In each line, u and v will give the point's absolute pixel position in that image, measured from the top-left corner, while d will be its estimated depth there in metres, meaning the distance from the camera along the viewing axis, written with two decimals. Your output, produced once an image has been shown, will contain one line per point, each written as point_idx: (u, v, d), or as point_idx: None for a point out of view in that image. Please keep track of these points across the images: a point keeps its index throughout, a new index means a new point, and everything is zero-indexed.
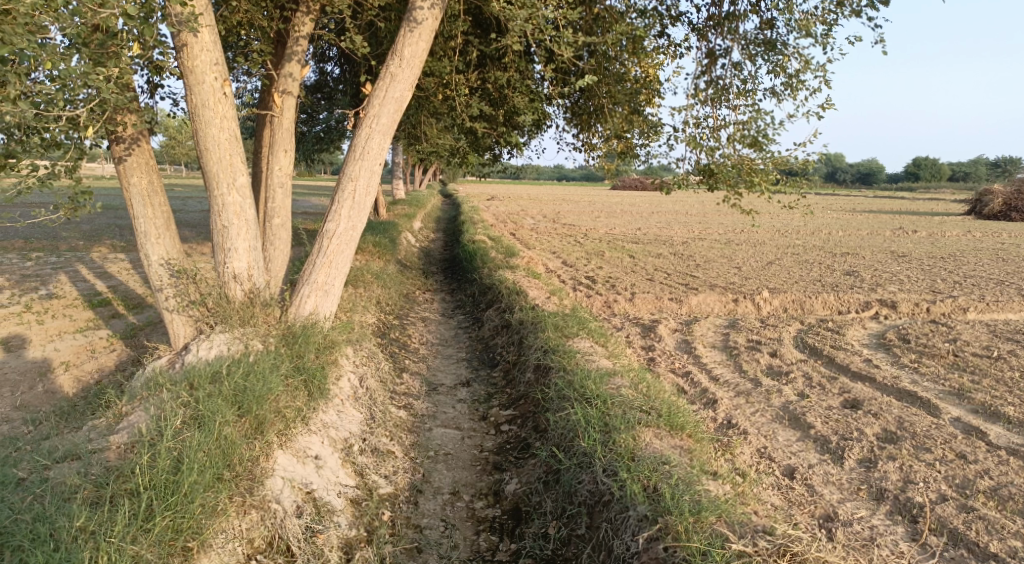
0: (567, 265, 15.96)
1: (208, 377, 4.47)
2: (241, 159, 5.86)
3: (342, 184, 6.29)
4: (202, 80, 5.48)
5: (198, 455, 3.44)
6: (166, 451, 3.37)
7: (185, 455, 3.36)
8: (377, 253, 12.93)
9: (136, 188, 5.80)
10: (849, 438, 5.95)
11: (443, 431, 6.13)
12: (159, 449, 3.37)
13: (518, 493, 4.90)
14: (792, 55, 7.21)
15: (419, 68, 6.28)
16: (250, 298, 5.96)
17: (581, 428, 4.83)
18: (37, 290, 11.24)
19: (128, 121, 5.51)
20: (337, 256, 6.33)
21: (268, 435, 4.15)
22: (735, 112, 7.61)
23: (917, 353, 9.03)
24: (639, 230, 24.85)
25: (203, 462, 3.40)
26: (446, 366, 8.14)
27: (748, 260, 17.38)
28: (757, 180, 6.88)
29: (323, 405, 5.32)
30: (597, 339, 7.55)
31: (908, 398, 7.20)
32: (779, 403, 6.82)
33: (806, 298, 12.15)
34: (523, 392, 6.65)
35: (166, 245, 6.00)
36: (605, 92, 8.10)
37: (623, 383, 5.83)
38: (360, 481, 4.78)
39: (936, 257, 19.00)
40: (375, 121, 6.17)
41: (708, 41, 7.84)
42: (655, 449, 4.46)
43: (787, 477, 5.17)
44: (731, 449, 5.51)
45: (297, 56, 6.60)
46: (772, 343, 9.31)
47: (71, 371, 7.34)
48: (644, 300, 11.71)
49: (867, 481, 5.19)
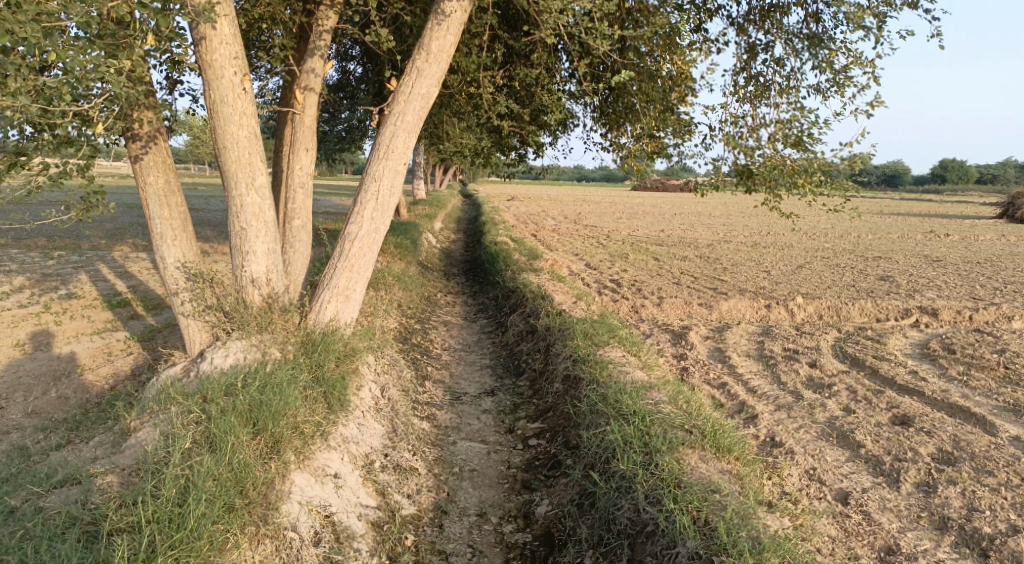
0: (591, 268, 15.60)
1: (222, 390, 4.21)
2: (260, 158, 5.60)
3: (365, 184, 6.00)
4: (221, 75, 5.23)
5: (210, 482, 3.17)
6: (173, 479, 3.09)
7: (194, 483, 3.08)
8: (398, 254, 12.67)
9: (153, 187, 5.57)
10: (903, 459, 5.52)
11: (468, 444, 5.81)
12: (166, 476, 3.09)
13: (549, 517, 4.58)
14: (839, 50, 6.81)
15: (447, 63, 5.98)
16: (268, 303, 5.70)
17: (619, 449, 4.49)
18: (57, 290, 11.15)
19: (144, 119, 5.28)
20: (359, 259, 6.04)
21: (284, 454, 3.87)
22: (776, 110, 7.22)
23: (965, 364, 8.53)
24: (663, 232, 24.37)
25: (213, 491, 3.12)
26: (470, 374, 7.82)
27: (777, 263, 16.85)
28: (800, 182, 6.46)
29: (344, 418, 5.04)
30: (629, 348, 7.18)
31: (962, 414, 6.73)
32: (824, 419, 6.42)
33: (842, 305, 11.64)
34: (551, 404, 6.33)
35: (182, 247, 5.77)
36: (638, 90, 7.75)
37: (660, 398, 5.45)
38: (381, 501, 4.48)
39: (972, 261, 18.30)
40: (400, 119, 5.89)
41: (748, 35, 7.46)
42: (702, 475, 4.11)
43: (840, 503, 4.79)
44: (779, 471, 5.14)
45: (320, 51, 6.29)
46: (810, 353, 8.86)
47: (87, 375, 7.16)
48: (673, 305, 11.33)
49: (928, 508, 4.76)
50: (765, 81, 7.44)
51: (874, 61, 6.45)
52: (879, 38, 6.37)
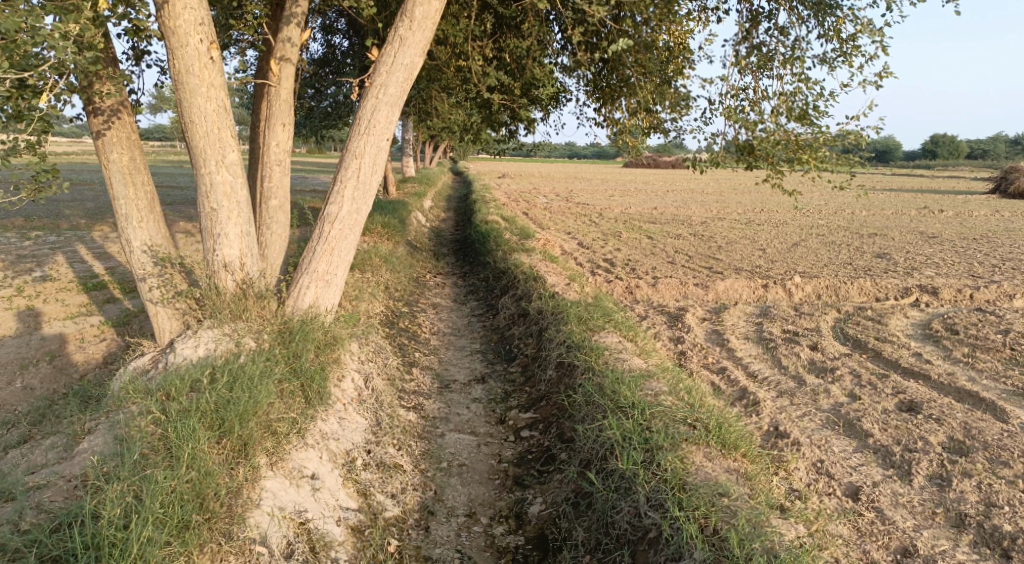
0: (584, 247, 15.26)
1: (187, 387, 3.86)
2: (230, 133, 5.19)
3: (345, 161, 5.61)
4: (185, 43, 4.79)
5: (163, 501, 2.84)
6: (118, 496, 2.76)
7: (140, 504, 2.74)
8: (386, 234, 12.26)
9: (117, 165, 5.18)
10: (914, 450, 5.25)
11: (457, 436, 5.51)
12: (108, 493, 2.75)
13: (543, 517, 4.29)
14: (848, 16, 6.41)
15: (432, 30, 5.56)
16: (242, 289, 5.31)
17: (617, 446, 4.19)
18: (31, 272, 10.68)
19: (105, 91, 4.87)
20: (339, 242, 5.66)
21: (253, 458, 3.55)
22: (779, 82, 6.83)
23: (970, 346, 8.27)
24: (655, 210, 23.94)
25: (162, 511, 2.79)
26: (459, 360, 7.50)
27: (772, 241, 16.53)
28: (804, 158, 6.09)
29: (323, 412, 4.73)
30: (626, 333, 6.84)
31: (970, 399, 6.49)
32: (829, 406, 6.16)
33: (841, 284, 11.34)
34: (544, 392, 6.04)
35: (149, 230, 5.38)
36: (633, 61, 7.33)
37: (660, 388, 5.12)
38: (363, 503, 4.18)
39: (968, 238, 18.02)
40: (382, 91, 5.49)
41: (750, 2, 7.05)
42: (708, 475, 3.83)
43: (850, 499, 4.55)
44: (785, 465, 4.87)
45: (296, 18, 5.80)
46: (811, 335, 8.57)
47: (58, 364, 6.78)
48: (668, 285, 11.01)
49: (943, 503, 4.53)
50: (768, 51, 7.05)
51: (883, 29, 6.07)
52: (890, 5, 5.96)
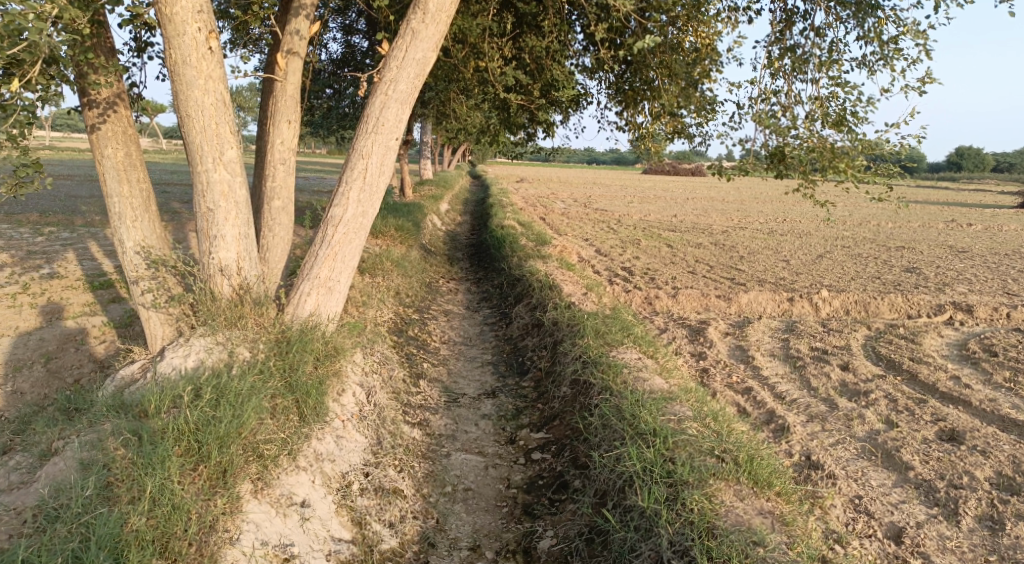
0: (602, 254, 14.86)
1: (169, 403, 3.55)
2: (229, 129, 4.89)
3: (351, 161, 5.29)
4: (182, 31, 4.49)
5: (113, 549, 2.63)
6: (65, 540, 2.58)
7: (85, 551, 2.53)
8: (398, 237, 11.93)
9: (111, 161, 4.90)
10: (959, 487, 4.80)
11: (464, 457, 5.14)
12: (54, 538, 2.58)
13: (552, 553, 3.93)
14: (891, 15, 5.99)
15: (446, 24, 5.22)
16: (239, 295, 4.99)
17: (637, 479, 3.82)
18: (39, 268, 10.50)
19: (100, 82, 4.60)
20: (343, 246, 5.33)
21: (233, 486, 3.26)
22: (814, 85, 6.43)
23: (1011, 370, 7.76)
24: (676, 217, 23.49)
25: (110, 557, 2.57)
26: (469, 372, 7.13)
27: (796, 252, 16.02)
28: (840, 167, 5.65)
29: (319, 430, 4.39)
30: (645, 349, 6.43)
31: (1016, 429, 6.00)
32: (864, 433, 5.71)
33: (871, 299, 10.81)
34: (557, 411, 5.66)
35: (143, 230, 5.09)
36: (658, 63, 6.96)
37: (684, 412, 4.71)
38: (357, 533, 3.84)
39: (1000, 253, 17.38)
40: (392, 87, 5.17)
41: (784, 1, 6.65)
42: (738, 519, 3.45)
43: (892, 542, 4.14)
44: (820, 502, 4.46)
45: (304, 10, 5.46)
46: (841, 353, 8.11)
47: (53, 367, 6.50)
48: (689, 297, 10.59)
49: (996, 549, 4.11)
50: (803, 53, 6.65)
51: (929, 30, 5.65)
52: (936, 5, 5.54)
